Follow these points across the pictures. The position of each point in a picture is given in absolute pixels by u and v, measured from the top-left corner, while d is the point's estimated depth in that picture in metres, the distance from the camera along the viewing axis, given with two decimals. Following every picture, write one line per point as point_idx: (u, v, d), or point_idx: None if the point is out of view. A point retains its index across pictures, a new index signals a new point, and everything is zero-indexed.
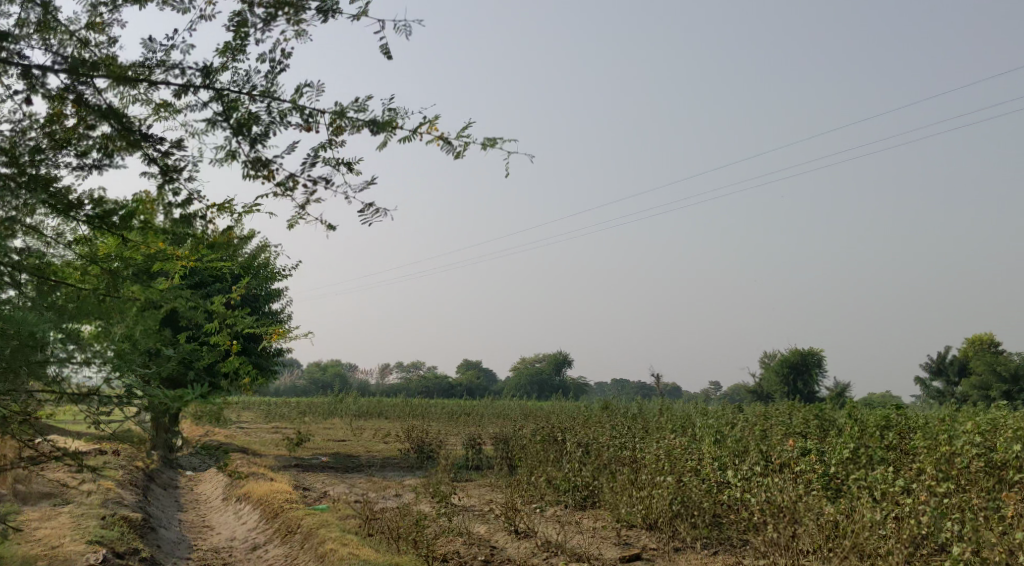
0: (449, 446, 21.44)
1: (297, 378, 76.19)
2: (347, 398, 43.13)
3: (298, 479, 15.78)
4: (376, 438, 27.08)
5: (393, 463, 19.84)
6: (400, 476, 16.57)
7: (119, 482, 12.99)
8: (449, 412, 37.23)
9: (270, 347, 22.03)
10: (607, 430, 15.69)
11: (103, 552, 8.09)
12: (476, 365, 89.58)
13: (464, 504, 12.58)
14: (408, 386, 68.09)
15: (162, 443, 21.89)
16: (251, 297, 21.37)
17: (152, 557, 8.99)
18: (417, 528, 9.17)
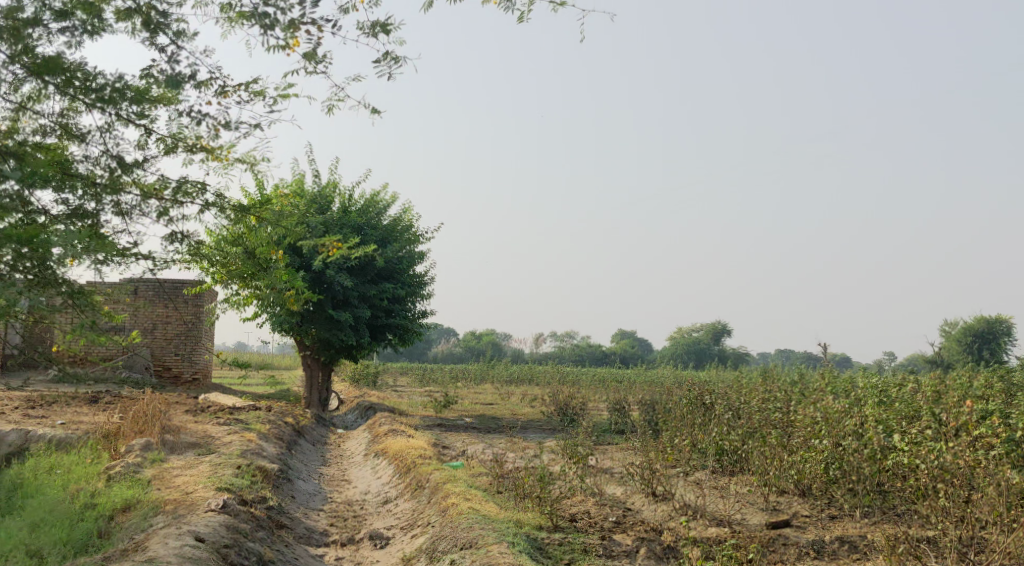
0: (596, 410, 20.92)
1: (454, 346, 77.52)
2: (500, 364, 43.27)
3: (439, 438, 15.69)
4: (524, 402, 26.87)
5: (537, 425, 19.50)
6: (542, 438, 16.19)
7: (263, 435, 13.16)
8: (601, 379, 36.69)
9: (415, 310, 22.10)
10: (760, 394, 14.71)
11: (227, 498, 8.08)
12: (632, 335, 88.42)
13: (602, 465, 12.03)
14: (563, 354, 67.96)
15: (315, 402, 22.42)
16: (394, 260, 21.46)
17: (279, 506, 8.94)
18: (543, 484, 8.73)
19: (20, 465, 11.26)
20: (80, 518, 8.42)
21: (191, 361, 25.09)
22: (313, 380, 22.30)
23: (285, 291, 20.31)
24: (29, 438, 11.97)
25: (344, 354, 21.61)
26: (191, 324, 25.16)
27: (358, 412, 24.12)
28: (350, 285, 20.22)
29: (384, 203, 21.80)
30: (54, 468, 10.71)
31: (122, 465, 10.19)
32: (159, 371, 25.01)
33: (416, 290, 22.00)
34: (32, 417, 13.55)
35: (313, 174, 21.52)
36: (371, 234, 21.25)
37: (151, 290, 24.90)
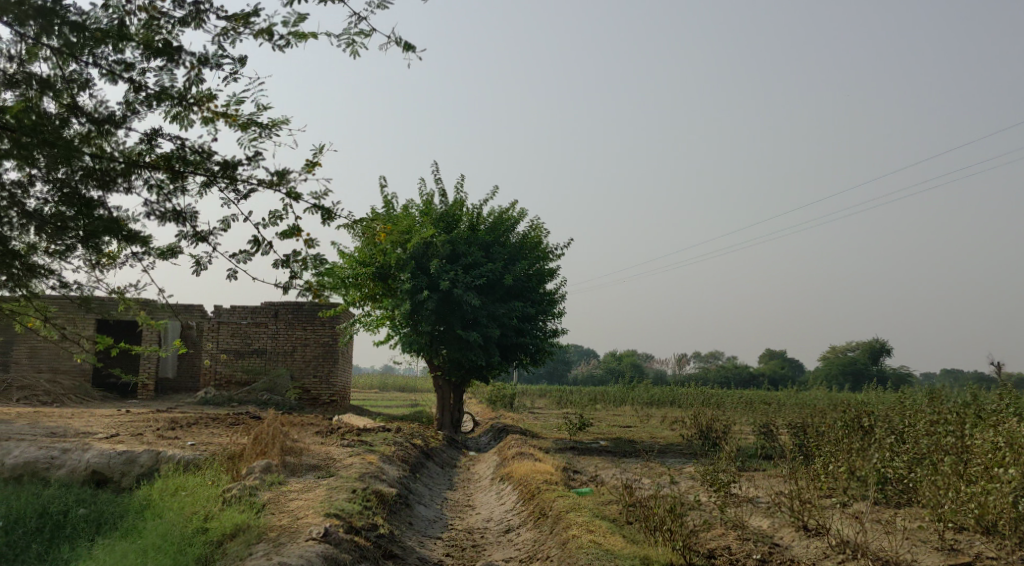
0: (740, 433, 19.66)
1: (595, 367, 76.45)
2: (640, 386, 41.99)
3: (571, 462, 14.90)
4: (664, 425, 25.69)
5: (678, 450, 18.41)
6: (682, 464, 15.11)
7: (386, 458, 12.68)
8: (748, 401, 34.94)
9: (546, 329, 21.47)
10: (925, 418, 13.21)
11: (335, 525, 7.58)
12: (780, 356, 84.88)
13: (746, 495, 10.97)
14: (707, 376, 65.75)
15: (447, 424, 22.05)
16: (523, 277, 20.94)
17: (391, 535, 8.38)
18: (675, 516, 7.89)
19: (147, 486, 11.14)
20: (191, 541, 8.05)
21: (329, 383, 25.19)
22: (445, 401, 21.93)
23: (414, 310, 20.03)
24: (159, 458, 11.72)
25: (475, 374, 21.16)
26: (328, 346, 25.31)
27: (493, 434, 23.63)
28: (478, 304, 19.78)
29: (513, 220, 21.28)
30: (177, 489, 10.51)
31: (239, 487, 9.67)
32: (299, 393, 25.15)
33: (547, 308, 21.38)
34: (166, 437, 13.59)
35: (440, 193, 21.36)
36: (498, 251, 20.82)
37: (291, 313, 25.42)
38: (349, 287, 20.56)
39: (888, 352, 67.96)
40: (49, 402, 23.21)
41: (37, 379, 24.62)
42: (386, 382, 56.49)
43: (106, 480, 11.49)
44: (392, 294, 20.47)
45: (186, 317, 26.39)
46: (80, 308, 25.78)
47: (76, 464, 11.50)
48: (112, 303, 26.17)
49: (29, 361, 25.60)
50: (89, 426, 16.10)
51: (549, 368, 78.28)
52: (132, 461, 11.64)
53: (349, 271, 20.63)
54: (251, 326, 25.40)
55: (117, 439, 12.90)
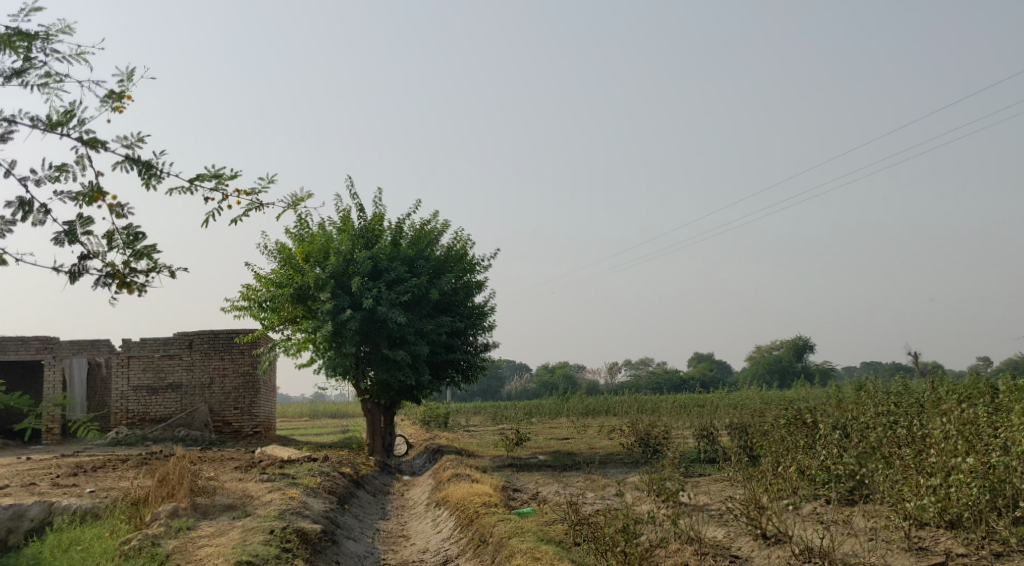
0: (681, 437, 19.19)
1: (528, 381, 75.79)
2: (574, 396, 41.44)
3: (509, 480, 14.16)
4: (602, 434, 25.12)
5: (619, 459, 17.82)
6: (626, 474, 14.48)
7: (310, 491, 11.73)
8: (683, 404, 34.68)
9: (477, 343, 20.72)
10: (868, 409, 12.84)
11: None
12: (709, 358, 85.66)
13: (695, 503, 10.39)
14: (639, 382, 65.70)
15: (378, 449, 21.08)
16: (450, 291, 20.16)
17: None
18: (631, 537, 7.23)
19: (40, 543, 10.03)
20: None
21: (251, 414, 23.91)
22: (375, 425, 20.95)
23: (337, 331, 19.02)
24: (53, 510, 10.74)
25: (405, 395, 20.24)
26: (248, 376, 24.04)
27: (427, 456, 22.72)
28: (404, 322, 18.89)
29: (435, 232, 20.51)
30: (72, 544, 9.47)
31: (140, 536, 8.64)
32: (220, 427, 23.80)
33: (476, 321, 20.64)
34: (64, 485, 12.42)
35: (358, 209, 20.43)
36: (423, 266, 19.99)
37: (207, 343, 24.04)
38: (268, 311, 19.80)
39: (813, 347, 68.96)
40: None
41: None
42: (316, 409, 54.88)
43: None
44: (312, 315, 19.66)
45: (93, 354, 24.82)
46: None
47: None
48: (11, 343, 24.47)
49: None
50: None
51: (482, 384, 77.35)
52: (22, 516, 10.56)
53: (266, 294, 19.71)
54: (164, 358, 23.96)
55: (8, 491, 11.70)
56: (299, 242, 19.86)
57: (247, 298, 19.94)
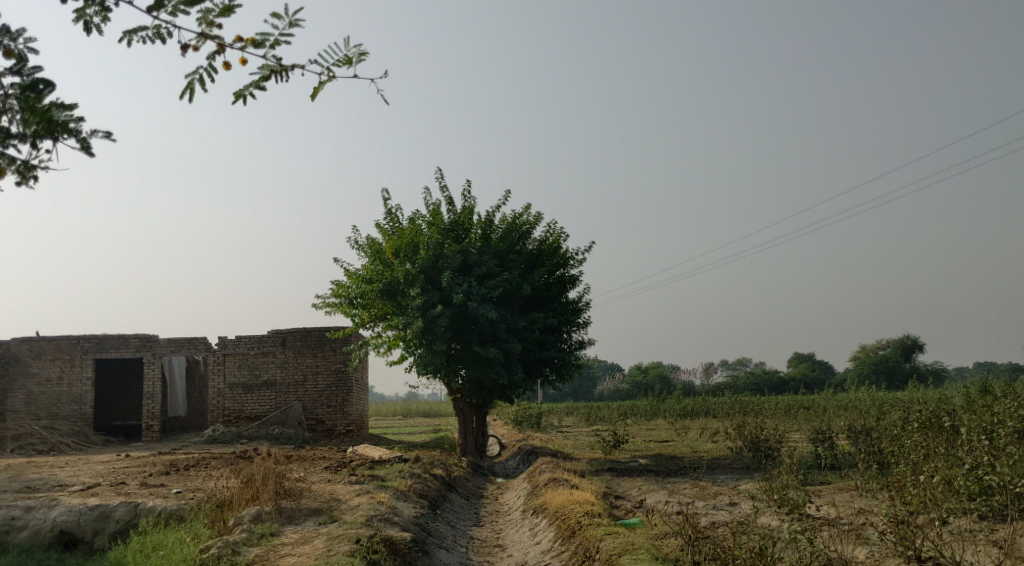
0: (793, 440, 17.98)
1: (621, 382, 74.39)
2: (671, 397, 40.16)
3: (610, 486, 13.30)
4: (704, 437, 23.98)
5: (726, 464, 16.76)
6: (738, 484, 13.40)
7: (399, 494, 11.05)
8: (787, 406, 33.11)
9: (572, 341, 19.90)
10: (1015, 410, 11.50)
11: None
12: (810, 358, 82.71)
13: (823, 515, 9.33)
14: (737, 383, 63.73)
15: (471, 449, 20.43)
16: (543, 286, 19.38)
17: None
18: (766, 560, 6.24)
19: (124, 546, 9.66)
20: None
21: (344, 412, 23.60)
22: (467, 425, 20.29)
23: (427, 328, 18.42)
24: (137, 511, 10.43)
25: (497, 394, 19.54)
26: (341, 373, 23.73)
27: (520, 458, 22.00)
28: (496, 318, 18.18)
29: (528, 224, 19.74)
30: (154, 548, 9.10)
31: (221, 542, 8.09)
32: (312, 426, 23.53)
33: (571, 318, 19.80)
34: (151, 485, 12.05)
35: (448, 202, 19.83)
36: (515, 261, 19.25)
37: (299, 340, 23.81)
38: (359, 307, 19.44)
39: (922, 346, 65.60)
40: (46, 451, 21.76)
41: (36, 426, 23.14)
42: (409, 409, 54.80)
43: (76, 541, 10.21)
44: (402, 311, 19.13)
45: (191, 352, 24.86)
46: (77, 348, 24.42)
47: (41, 524, 10.21)
48: (111, 342, 24.67)
49: (27, 408, 24.06)
50: (77, 477, 14.62)
51: (574, 385, 76.35)
52: (107, 517, 10.38)
53: (356, 291, 19.32)
54: (258, 356, 23.81)
55: (95, 492, 11.41)
56: (389, 236, 19.37)
57: (338, 295, 19.60)
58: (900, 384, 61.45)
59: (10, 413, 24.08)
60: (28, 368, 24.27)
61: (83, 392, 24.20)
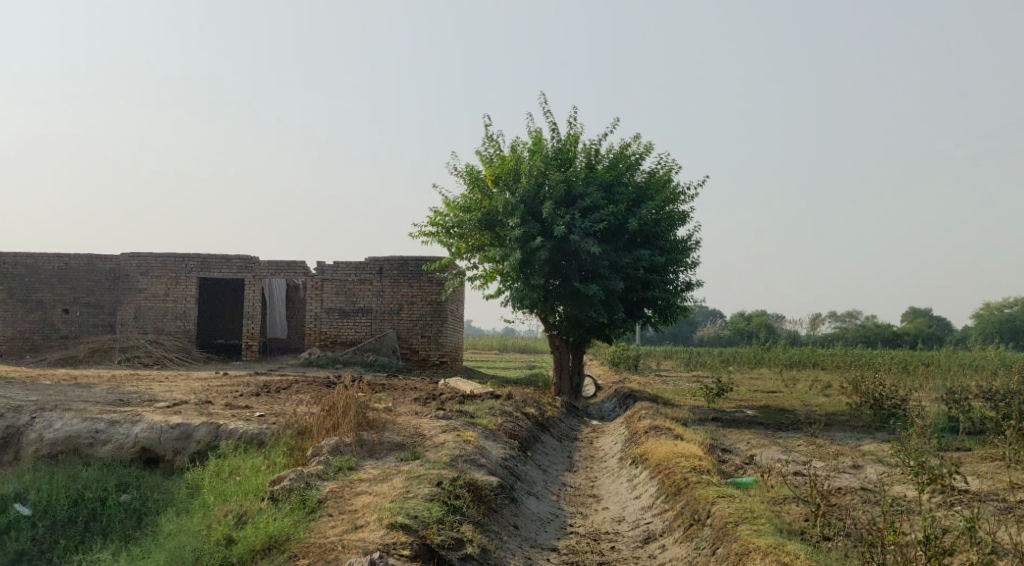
0: (918, 401, 16.62)
1: (723, 328, 72.56)
2: (776, 346, 38.67)
3: (717, 439, 12.38)
4: (814, 393, 22.73)
5: (844, 422, 15.63)
6: (860, 447, 12.24)
7: (488, 434, 10.31)
8: (904, 362, 31.36)
9: (678, 281, 18.76)
10: None
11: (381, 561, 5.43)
12: (926, 314, 78.98)
13: (968, 490, 8.24)
14: (846, 334, 61.32)
15: (566, 388, 19.67)
16: (650, 222, 18.21)
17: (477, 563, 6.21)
18: (926, 550, 5.24)
19: (202, 468, 9.24)
20: (201, 560, 6.17)
21: (438, 343, 23.17)
22: (563, 363, 19.50)
23: (526, 261, 17.58)
24: (219, 433, 9.89)
25: (596, 333, 18.62)
26: (437, 304, 23.25)
27: (617, 401, 21.20)
28: (598, 254, 17.18)
29: (637, 155, 18.51)
30: (230, 473, 8.59)
31: (294, 474, 7.42)
32: (407, 354, 23.22)
33: (678, 257, 18.62)
34: (237, 406, 11.59)
35: (552, 129, 18.76)
36: (621, 193, 18.09)
37: (396, 269, 23.34)
38: (456, 237, 18.75)
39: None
40: (150, 365, 22.09)
41: (141, 339, 23.49)
42: (506, 343, 54.67)
43: (157, 459, 9.85)
44: (500, 242, 18.32)
45: (290, 276, 24.60)
46: (182, 266, 24.57)
47: (125, 439, 9.91)
48: (215, 261, 24.71)
49: (134, 321, 24.45)
50: (172, 392, 14.49)
51: (674, 328, 74.93)
52: (188, 437, 9.90)
53: (454, 220, 18.61)
54: (356, 282, 23.46)
55: (178, 411, 10.84)
56: (489, 164, 18.47)
57: (435, 223, 18.93)
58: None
59: (118, 325, 24.53)
60: (135, 282, 24.57)
61: (187, 308, 24.43)
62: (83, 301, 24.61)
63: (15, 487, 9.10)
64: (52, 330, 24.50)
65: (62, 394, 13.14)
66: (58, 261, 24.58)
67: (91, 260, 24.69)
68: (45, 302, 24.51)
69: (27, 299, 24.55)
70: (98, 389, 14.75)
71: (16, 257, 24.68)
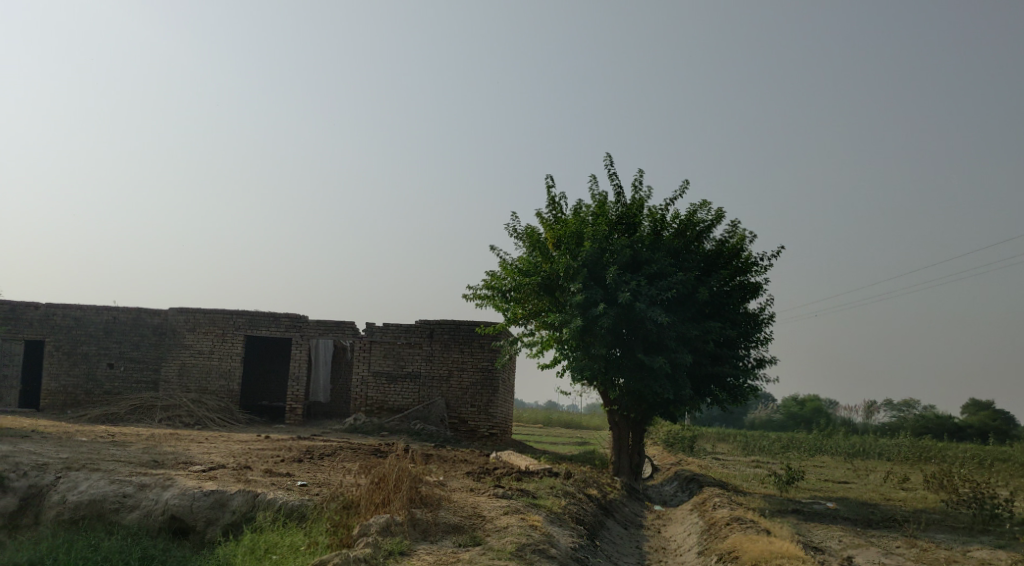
0: (1016, 502, 15.17)
1: (774, 411, 70.29)
2: (835, 433, 36.95)
3: (804, 537, 11.13)
4: (888, 485, 21.20)
5: (937, 522, 14.24)
6: (971, 556, 10.87)
7: (554, 518, 9.20)
8: (975, 456, 29.58)
9: (748, 358, 17.54)
10: None
11: None
12: (985, 405, 76.02)
13: None
14: (904, 423, 58.93)
15: (625, 468, 18.36)
16: (720, 293, 17.09)
17: None
18: None
19: (236, 543, 8.28)
20: None
21: (489, 414, 22.09)
22: (623, 441, 18.26)
23: (588, 329, 16.52)
24: (256, 503, 8.92)
25: (660, 410, 17.40)
26: (489, 372, 22.25)
27: (678, 485, 19.88)
28: (665, 323, 16.06)
29: (706, 222, 17.50)
30: (267, 553, 7.60)
31: (339, 559, 6.37)
32: (456, 425, 22.15)
33: (748, 332, 17.43)
34: (276, 474, 10.62)
35: (618, 192, 17.87)
36: (690, 260, 17.04)
37: (448, 334, 22.44)
38: (512, 303, 17.82)
39: None
40: (191, 425, 21.31)
41: (184, 398, 22.77)
42: (551, 417, 53.30)
43: (187, 530, 8.91)
44: (560, 309, 17.32)
45: (338, 337, 23.82)
46: (230, 324, 23.97)
47: (153, 506, 9.02)
48: (264, 319, 24.07)
49: (178, 379, 23.81)
50: (210, 455, 13.62)
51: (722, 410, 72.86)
52: (223, 506, 8.95)
53: (511, 284, 17.70)
54: (405, 347, 22.59)
55: (214, 476, 9.92)
56: (551, 226, 17.62)
57: (492, 286, 18.05)
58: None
59: (162, 382, 23.90)
60: (182, 339, 24.00)
61: (232, 367, 23.76)
62: (128, 356, 24.06)
63: (30, 556, 8.21)
64: (95, 385, 23.93)
65: (95, 453, 12.33)
66: (106, 314, 24.14)
67: (139, 314, 24.21)
68: (90, 355, 24.01)
69: (72, 352, 24.06)
70: (133, 449, 13.92)
71: (63, 308, 24.29)
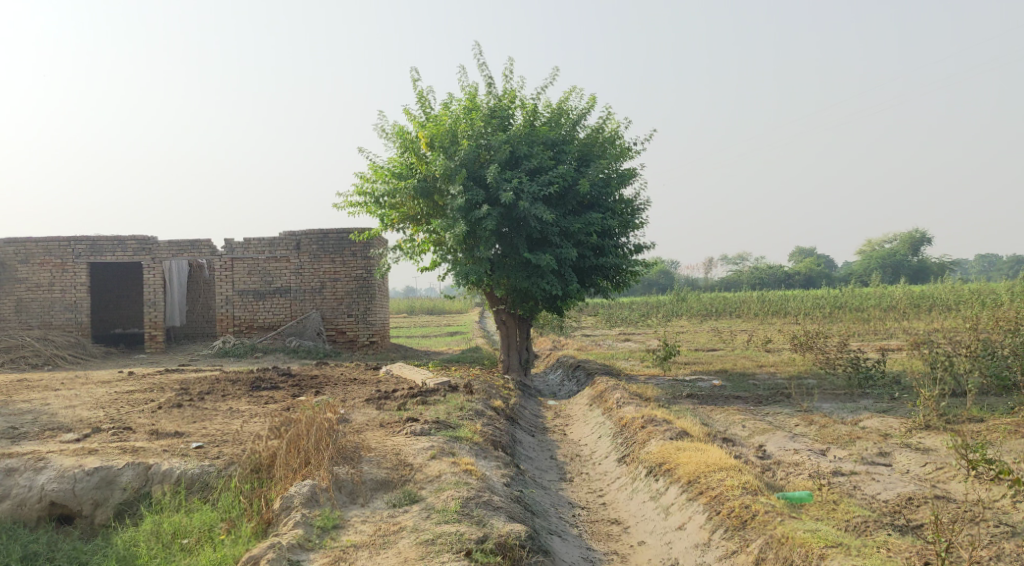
0: (884, 360, 16.02)
1: None
2: (688, 295, 38.42)
3: (713, 428, 11.25)
4: (756, 350, 22.10)
5: (819, 389, 14.85)
6: (866, 427, 11.32)
7: (478, 450, 8.78)
8: (819, 306, 31.40)
9: (628, 245, 17.44)
10: None
11: None
12: (813, 252, 81.18)
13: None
14: (742, 276, 62.17)
15: (514, 366, 18.21)
16: (599, 182, 16.73)
17: None
18: None
19: (136, 528, 7.44)
20: None
21: (367, 322, 21.37)
22: (510, 339, 18.02)
23: (470, 232, 15.94)
24: (150, 477, 8.03)
25: (547, 306, 17.19)
26: (363, 280, 21.39)
27: (565, 373, 19.99)
28: (549, 220, 15.69)
29: (579, 109, 16.89)
30: (179, 543, 6.84)
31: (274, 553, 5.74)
32: (333, 337, 21.36)
33: (628, 219, 17.25)
34: (164, 432, 9.67)
35: (487, 83, 16.93)
36: (567, 152, 16.53)
37: (315, 244, 21.29)
38: (387, 208, 16.92)
39: (930, 242, 63.95)
40: (40, 366, 19.58)
41: (29, 336, 20.86)
42: (408, 305, 52.96)
43: (72, 516, 7.95)
44: (439, 211, 16.57)
45: (194, 256, 22.22)
46: (69, 252, 21.89)
47: (27, 494, 7.92)
48: (107, 244, 22.11)
49: (17, 316, 21.74)
50: (75, 408, 12.38)
51: None
52: (111, 484, 8.00)
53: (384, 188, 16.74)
54: (270, 261, 21.33)
55: (92, 447, 8.86)
56: (422, 125, 16.59)
57: (363, 192, 17.04)
58: (907, 278, 59.79)
59: None
60: (15, 272, 21.81)
61: (78, 299, 21.86)
62: None
63: None
64: None
65: None
66: None
67: None
68: None
69: None
70: None
71: None
